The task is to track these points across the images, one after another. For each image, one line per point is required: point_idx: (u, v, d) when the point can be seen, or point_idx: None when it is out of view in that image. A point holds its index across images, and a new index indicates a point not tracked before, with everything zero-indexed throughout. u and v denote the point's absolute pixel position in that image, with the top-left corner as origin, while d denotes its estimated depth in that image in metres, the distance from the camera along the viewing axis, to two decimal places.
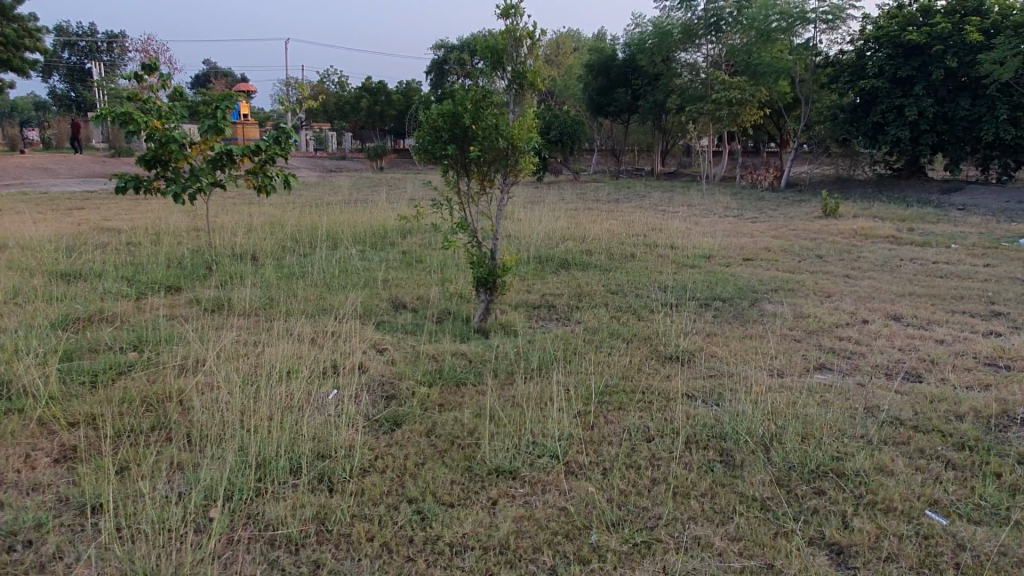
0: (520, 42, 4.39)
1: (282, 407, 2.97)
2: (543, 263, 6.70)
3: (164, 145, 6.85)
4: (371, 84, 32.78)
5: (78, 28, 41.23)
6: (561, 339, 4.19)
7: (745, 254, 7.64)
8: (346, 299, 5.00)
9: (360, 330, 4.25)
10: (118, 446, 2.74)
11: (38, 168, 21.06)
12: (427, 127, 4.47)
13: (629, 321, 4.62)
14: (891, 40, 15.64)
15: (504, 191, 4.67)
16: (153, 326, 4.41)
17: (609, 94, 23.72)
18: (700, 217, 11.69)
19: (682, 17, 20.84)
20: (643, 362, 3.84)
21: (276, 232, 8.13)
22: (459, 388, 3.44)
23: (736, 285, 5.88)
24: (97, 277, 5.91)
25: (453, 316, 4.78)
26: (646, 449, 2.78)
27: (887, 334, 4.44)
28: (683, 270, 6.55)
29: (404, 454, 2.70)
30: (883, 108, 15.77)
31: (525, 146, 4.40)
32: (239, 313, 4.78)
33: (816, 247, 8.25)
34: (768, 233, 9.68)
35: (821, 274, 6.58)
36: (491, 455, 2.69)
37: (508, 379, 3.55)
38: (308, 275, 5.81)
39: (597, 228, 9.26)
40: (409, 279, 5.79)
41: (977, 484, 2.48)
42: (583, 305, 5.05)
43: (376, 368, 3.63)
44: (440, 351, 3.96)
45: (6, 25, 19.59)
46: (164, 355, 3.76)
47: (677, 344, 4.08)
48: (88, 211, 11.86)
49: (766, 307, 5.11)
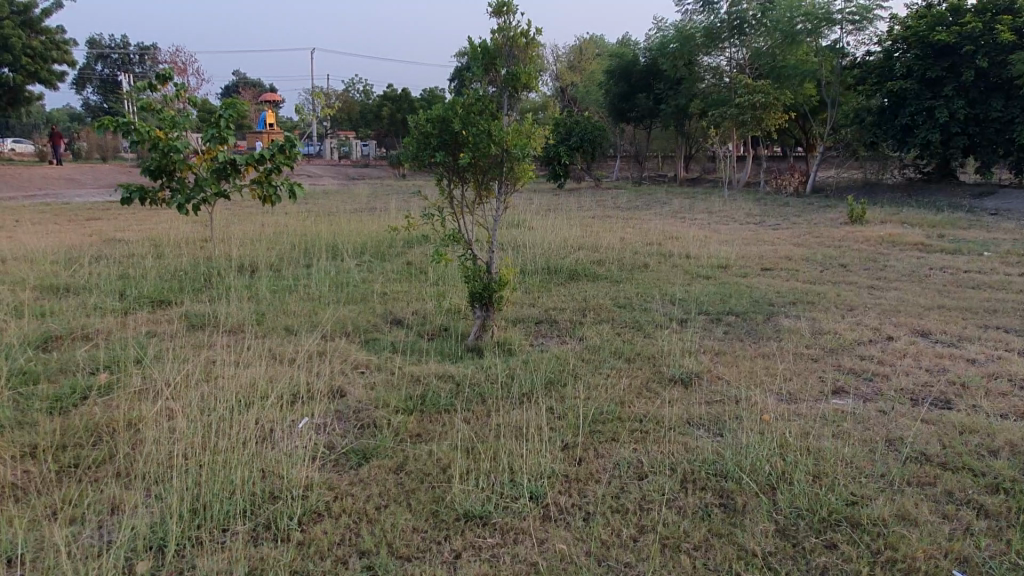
0: (514, 42, 4.13)
1: (240, 439, 2.72)
2: (549, 275, 6.41)
3: (168, 155, 6.67)
4: (393, 93, 32.73)
5: (111, 41, 41.90)
6: (558, 360, 3.90)
7: (763, 264, 7.30)
8: (336, 315, 4.76)
9: (344, 348, 4.01)
10: (57, 484, 2.52)
11: (62, 179, 21.25)
12: (416, 134, 4.22)
13: (632, 338, 4.33)
14: (920, 40, 15.14)
15: (500, 200, 4.40)
16: (132, 344, 4.20)
17: (630, 100, 23.35)
18: (720, 224, 11.35)
19: (704, 21, 20.64)
20: (643, 386, 3.53)
21: (280, 242, 7.94)
22: (439, 416, 3.18)
23: (751, 298, 5.54)
24: (88, 291, 5.74)
25: (447, 334, 4.51)
26: (636, 490, 2.49)
27: (913, 353, 4.09)
28: (696, 281, 6.24)
29: (365, 495, 2.44)
30: (912, 109, 15.24)
31: (520, 153, 4.13)
32: (224, 329, 4.57)
33: (839, 256, 7.88)
34: (790, 241, 9.28)
35: (844, 285, 6.22)
36: (460, 496, 2.42)
37: (494, 405, 3.28)
38: (303, 289, 5.59)
39: (611, 236, 8.97)
40: (407, 292, 5.56)
41: (1015, 538, 2.15)
42: (586, 320, 4.76)
43: (353, 393, 3.37)
44: (425, 372, 3.69)
45: (33, 38, 19.79)
46: (131, 378, 3.54)
47: (682, 365, 3.78)
48: (103, 222, 11.82)
49: (782, 321, 4.79)
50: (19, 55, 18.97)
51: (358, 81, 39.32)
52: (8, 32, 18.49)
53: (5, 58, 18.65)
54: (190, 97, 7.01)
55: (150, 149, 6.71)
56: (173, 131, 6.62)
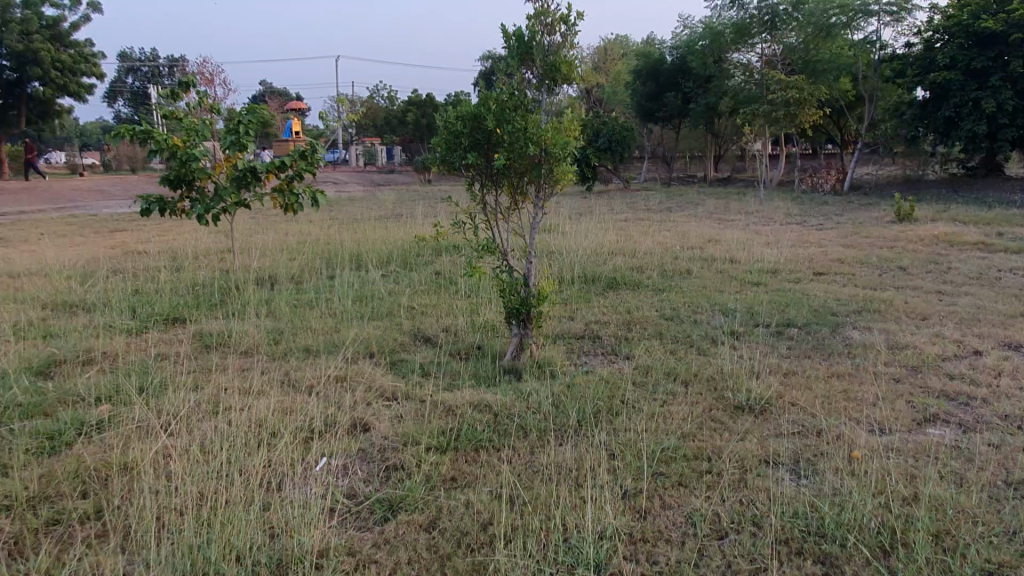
0: (553, 28, 3.72)
1: (247, 495, 2.36)
2: (587, 285, 5.98)
3: (185, 164, 6.30)
4: (417, 98, 32.56)
5: (141, 54, 42.35)
6: (607, 383, 3.49)
7: (814, 268, 6.81)
8: (360, 333, 4.39)
9: (368, 373, 3.63)
10: (35, 548, 2.17)
11: (92, 190, 21.32)
12: (445, 133, 3.83)
13: (687, 357, 3.89)
14: (962, 28, 14.50)
15: (539, 206, 3.98)
16: (139, 369, 3.86)
17: (658, 99, 22.79)
18: (760, 225, 10.83)
19: (734, 17, 19.88)
20: (705, 415, 3.11)
21: (302, 251, 7.61)
22: (476, 455, 2.78)
23: (811, 307, 5.08)
24: (99, 307, 5.44)
25: (481, 353, 4.11)
26: (718, 555, 2.08)
27: (1010, 371, 3.60)
28: (746, 289, 5.78)
29: (394, 564, 2.06)
30: (957, 101, 14.54)
31: (561, 153, 3.71)
32: (240, 349, 4.22)
33: (896, 258, 7.34)
34: (838, 242, 8.75)
35: (909, 290, 5.72)
36: (508, 564, 2.02)
37: (538, 440, 2.89)
38: (324, 303, 5.24)
39: (648, 240, 8.52)
40: (436, 305, 5.18)
41: None
42: (632, 335, 4.33)
43: (379, 426, 2.99)
44: (459, 401, 3.29)
45: (62, 51, 19.85)
46: (132, 409, 3.20)
47: (748, 389, 3.34)
48: (128, 233, 11.64)
49: (851, 334, 4.32)
50: (48, 69, 19.05)
51: (382, 88, 39.21)
52: (37, 46, 18.56)
53: (35, 72, 18.74)
54: (213, 105, 6.74)
55: (168, 157, 6.35)
56: (191, 139, 6.29)
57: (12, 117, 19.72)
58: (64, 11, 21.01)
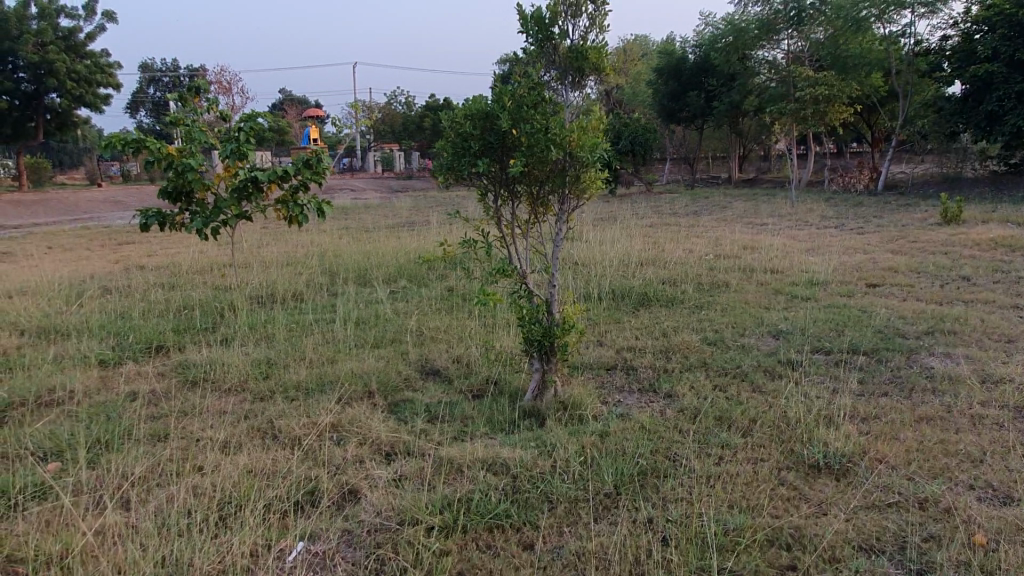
0: (578, 9, 3.15)
1: None
2: (616, 302, 5.40)
3: (181, 175, 5.71)
4: (435, 103, 32.11)
5: (163, 65, 42.55)
6: (646, 433, 2.91)
7: (867, 278, 6.18)
8: (360, 365, 3.83)
9: (364, 420, 3.07)
10: None
11: (108, 202, 20.96)
12: (452, 136, 3.26)
13: (743, 397, 3.29)
14: (1005, 19, 13.68)
15: (562, 218, 3.37)
16: (104, 412, 3.31)
17: (681, 99, 22.03)
18: (796, 229, 10.16)
19: (758, 12, 19.00)
20: (775, 477, 2.52)
21: (306, 265, 7.09)
22: (494, 539, 2.21)
23: (873, 327, 4.46)
24: (77, 333, 4.91)
25: (498, 391, 3.54)
26: None
27: None
28: (795, 305, 5.18)
29: None
30: (1001, 95, 13.67)
31: (589, 156, 3.11)
32: (224, 387, 3.68)
33: (954, 265, 6.68)
34: (885, 247, 8.08)
35: (981, 305, 5.08)
36: None
37: (567, 518, 2.32)
38: (323, 327, 4.70)
39: (677, 248, 7.92)
40: (448, 328, 4.63)
41: None
42: (673, 367, 3.74)
43: (371, 496, 2.43)
44: (473, 457, 2.70)
45: (78, 62, 19.49)
46: (79, 471, 2.61)
47: (824, 442, 2.74)
48: (136, 246, 11.22)
49: (930, 364, 3.71)
50: (65, 79, 18.75)
51: (399, 93, 38.73)
52: (52, 56, 18.28)
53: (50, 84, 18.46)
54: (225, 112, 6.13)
55: (166, 168, 5.78)
56: (188, 147, 5.66)
57: (30, 128, 19.54)
58: (78, 20, 20.71)
